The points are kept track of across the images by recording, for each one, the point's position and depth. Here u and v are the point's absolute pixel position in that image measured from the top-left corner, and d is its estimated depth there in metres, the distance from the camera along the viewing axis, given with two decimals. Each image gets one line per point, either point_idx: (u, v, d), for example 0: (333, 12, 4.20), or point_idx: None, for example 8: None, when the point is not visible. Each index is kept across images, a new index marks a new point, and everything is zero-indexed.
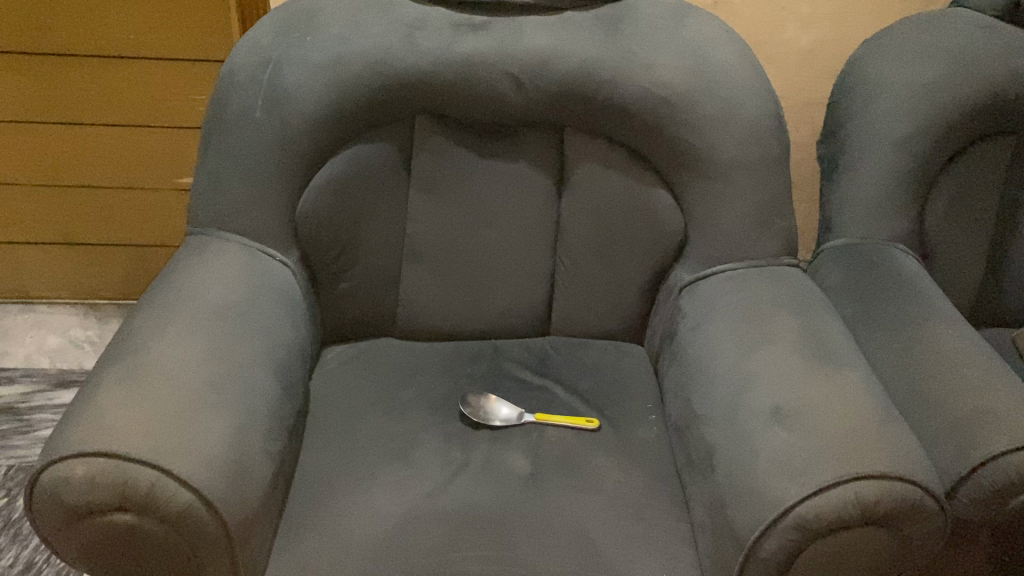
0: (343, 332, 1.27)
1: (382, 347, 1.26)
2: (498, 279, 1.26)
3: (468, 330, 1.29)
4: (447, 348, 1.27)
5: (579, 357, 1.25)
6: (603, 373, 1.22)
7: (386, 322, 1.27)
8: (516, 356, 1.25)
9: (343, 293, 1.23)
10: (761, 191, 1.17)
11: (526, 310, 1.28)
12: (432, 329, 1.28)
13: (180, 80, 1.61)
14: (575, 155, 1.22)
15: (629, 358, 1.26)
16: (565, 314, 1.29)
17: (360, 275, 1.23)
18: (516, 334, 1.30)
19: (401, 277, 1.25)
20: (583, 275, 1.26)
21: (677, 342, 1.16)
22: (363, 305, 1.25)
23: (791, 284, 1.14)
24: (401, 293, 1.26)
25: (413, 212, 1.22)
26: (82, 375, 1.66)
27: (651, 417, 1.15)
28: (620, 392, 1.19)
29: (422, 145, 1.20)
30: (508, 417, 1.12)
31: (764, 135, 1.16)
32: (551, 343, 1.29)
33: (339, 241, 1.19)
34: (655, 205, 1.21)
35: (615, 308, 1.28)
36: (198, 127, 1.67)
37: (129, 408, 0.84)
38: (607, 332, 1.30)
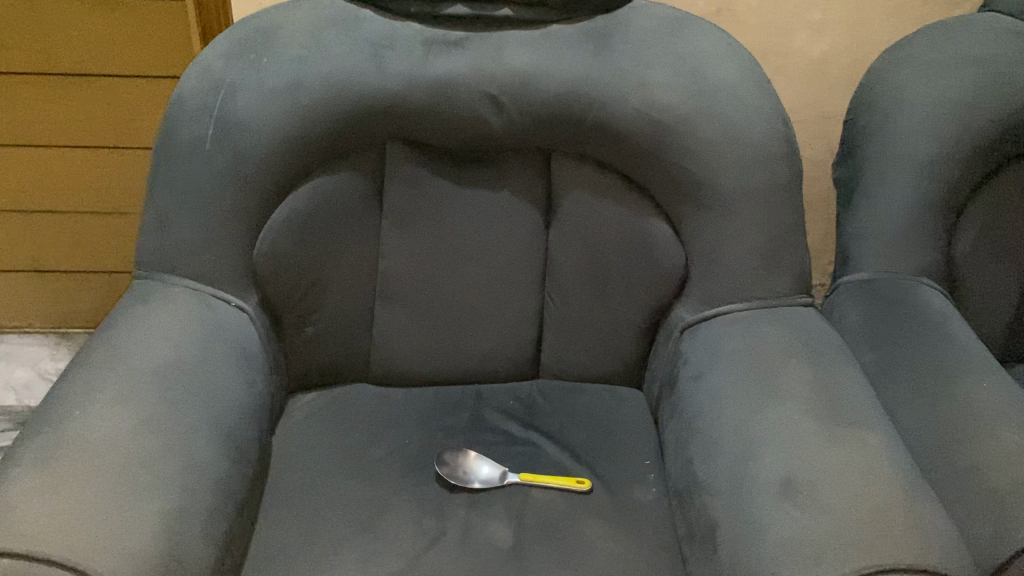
0: (312, 379, 1.15)
1: (355, 397, 1.14)
2: (482, 319, 1.15)
3: (450, 375, 1.17)
4: (427, 396, 1.15)
5: (570, 405, 1.14)
6: (597, 424, 1.11)
7: (359, 368, 1.16)
8: (500, 405, 1.14)
9: (311, 337, 1.12)
10: (770, 223, 1.05)
11: (513, 353, 1.17)
12: (410, 375, 1.16)
13: (131, 100, 1.50)
14: (563, 183, 1.11)
15: (626, 405, 1.14)
16: (555, 356, 1.17)
17: (328, 318, 1.11)
18: (503, 379, 1.19)
19: (375, 319, 1.14)
20: (575, 314, 1.14)
21: (678, 391, 1.05)
22: (334, 350, 1.13)
23: (804, 328, 1.02)
24: (375, 336, 1.14)
25: (386, 247, 1.11)
26: (26, 415, 1.57)
27: (650, 476, 1.04)
28: (615, 447, 1.07)
29: (394, 175, 1.09)
30: (489, 478, 1.02)
31: (773, 160, 1.05)
32: (540, 387, 1.18)
33: (305, 281, 1.08)
34: (653, 237, 1.09)
35: (610, 350, 1.16)
36: (149, 148, 1.56)
37: (42, 498, 0.74)
38: (602, 376, 1.18)
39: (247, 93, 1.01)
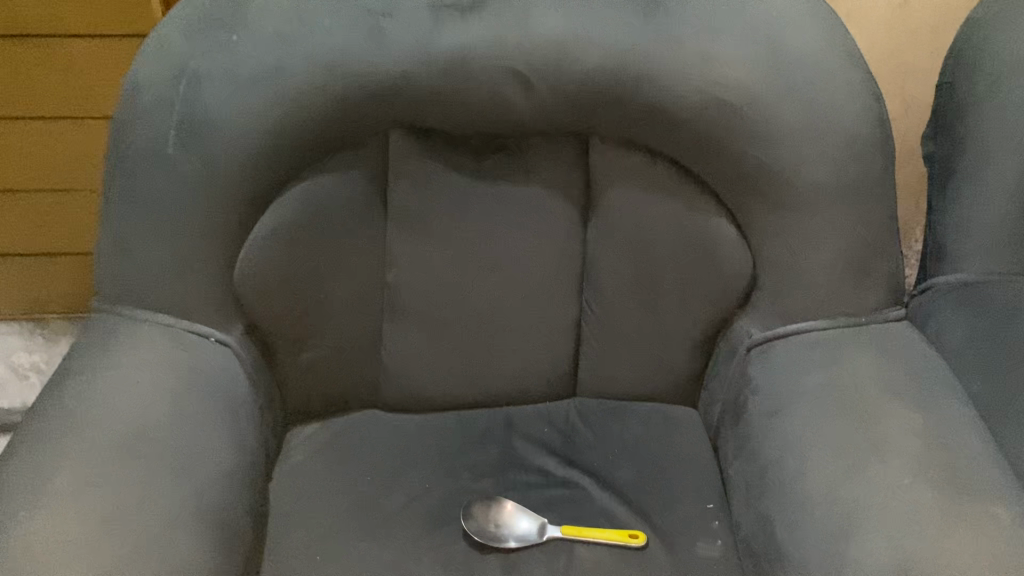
0: (312, 409, 0.98)
1: (364, 430, 0.98)
2: (509, 334, 0.97)
3: (473, 398, 1.00)
4: (447, 426, 0.99)
5: (615, 432, 0.98)
6: (647, 459, 0.95)
7: (367, 394, 0.99)
8: (531, 435, 0.98)
9: (308, 364, 0.95)
10: (858, 223, 0.87)
11: (545, 372, 0.99)
12: (427, 400, 1.00)
13: (85, 64, 1.29)
14: (604, 175, 0.92)
15: (680, 431, 0.98)
16: (595, 373, 1.00)
17: (328, 341, 0.95)
18: (534, 401, 1.02)
19: (383, 338, 0.97)
20: (618, 326, 0.97)
21: (747, 426, 0.88)
22: (337, 376, 0.97)
23: (901, 357, 0.85)
24: (385, 357, 0.97)
25: (395, 256, 0.93)
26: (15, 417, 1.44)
27: (713, 525, 0.88)
28: (670, 488, 0.92)
29: (401, 170, 0.90)
30: (526, 536, 0.86)
31: (861, 145, 0.86)
32: (578, 410, 1.01)
33: (300, 300, 0.91)
34: (714, 238, 0.91)
35: (659, 367, 0.99)
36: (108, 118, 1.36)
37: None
38: (650, 395, 1.01)
39: (214, 82, 0.81)
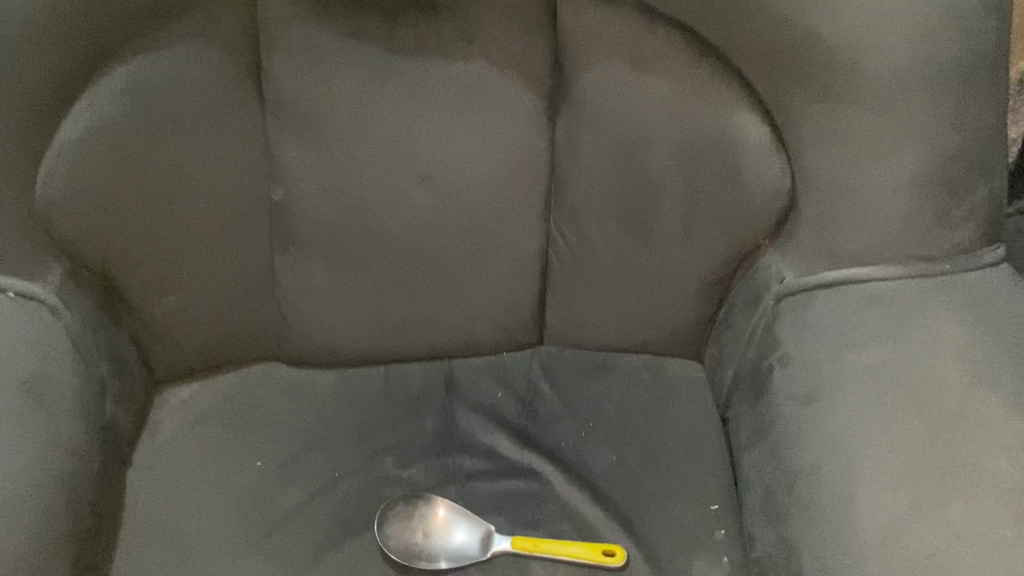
0: (189, 366, 0.74)
1: (259, 394, 0.74)
2: (449, 270, 0.71)
3: (405, 351, 0.75)
4: (370, 388, 0.75)
5: (591, 400, 0.74)
6: (633, 437, 0.71)
7: (261, 345, 0.74)
8: (479, 402, 0.74)
9: (172, 311, 0.70)
10: (950, 124, 0.59)
11: (500, 317, 0.74)
12: (342, 355, 0.75)
13: None
14: (579, 47, 0.63)
15: (677, 397, 0.74)
16: (567, 318, 0.75)
17: (198, 280, 0.69)
18: (485, 352, 0.77)
19: (276, 277, 0.70)
20: (599, 259, 0.71)
21: (771, 410, 0.64)
22: (217, 326, 0.72)
23: (1000, 326, 0.60)
24: (281, 301, 0.71)
25: (282, 164, 0.65)
26: None
27: (718, 534, 0.66)
28: (661, 479, 0.69)
29: (277, 40, 0.61)
30: (465, 552, 0.64)
31: (965, 4, 0.56)
32: (544, 365, 0.77)
33: (147, 229, 0.65)
34: (737, 142, 0.63)
35: (654, 312, 0.73)
36: None
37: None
38: (641, 345, 0.76)
39: None
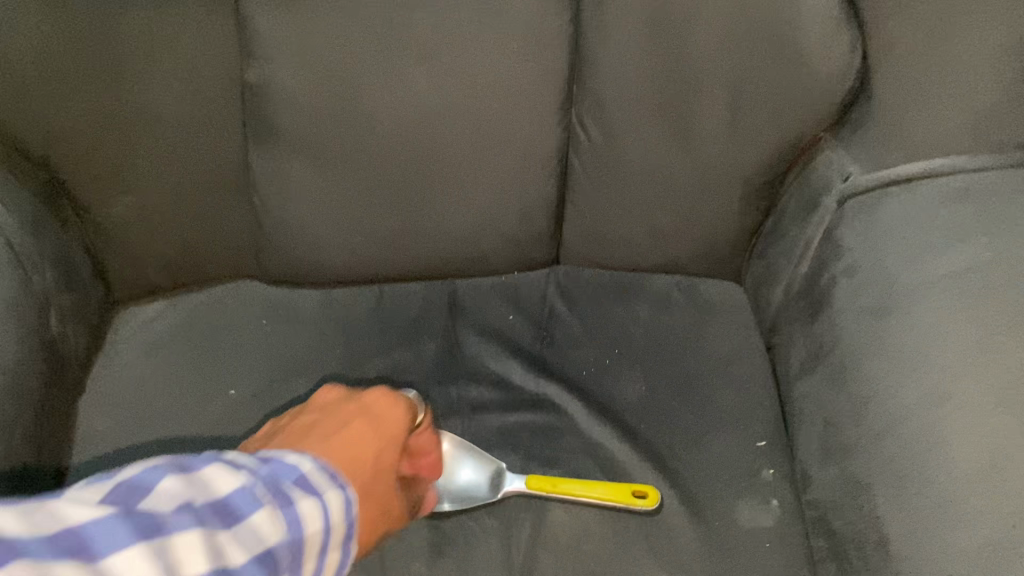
0: (154, 284, 0.64)
1: (234, 314, 0.65)
2: (450, 172, 0.60)
3: (402, 270, 0.65)
4: (361, 310, 0.65)
5: (615, 325, 0.65)
6: (664, 366, 0.62)
7: (236, 260, 0.65)
8: (486, 326, 0.65)
9: (130, 215, 0.60)
10: None
11: (511, 229, 0.63)
12: (328, 272, 0.64)
13: None
14: None
15: (714, 321, 0.64)
16: (588, 231, 0.65)
17: (160, 178, 0.59)
18: (492, 271, 0.67)
19: (251, 176, 0.60)
20: (628, 162, 0.60)
21: (833, 329, 0.54)
22: (183, 234, 0.62)
23: None
24: (257, 206, 0.61)
25: (254, 37, 0.55)
26: None
27: (766, 474, 0.57)
28: (698, 413, 0.60)
29: None
30: (471, 492, 0.56)
31: None
32: (561, 287, 0.67)
33: (96, 111, 0.55)
34: (799, 10, 0.53)
35: (690, 224, 0.62)
36: None
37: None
38: (673, 264, 0.66)
39: None
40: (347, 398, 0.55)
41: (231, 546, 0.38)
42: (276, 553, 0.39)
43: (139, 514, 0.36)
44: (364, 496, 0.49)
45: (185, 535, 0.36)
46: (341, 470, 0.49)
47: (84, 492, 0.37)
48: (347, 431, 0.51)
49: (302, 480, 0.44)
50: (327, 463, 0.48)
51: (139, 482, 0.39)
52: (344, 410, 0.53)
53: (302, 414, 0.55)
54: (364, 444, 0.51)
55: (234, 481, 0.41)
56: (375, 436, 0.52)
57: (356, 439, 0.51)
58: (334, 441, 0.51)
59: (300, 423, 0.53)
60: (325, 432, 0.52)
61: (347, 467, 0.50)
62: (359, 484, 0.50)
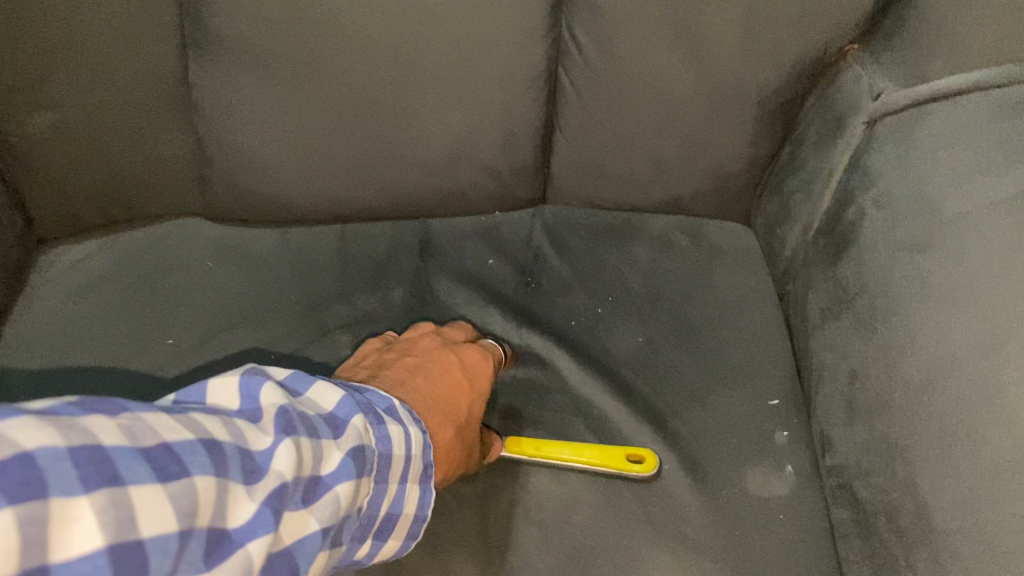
0: (82, 217, 0.56)
1: (176, 253, 0.57)
2: (423, 90, 0.52)
3: (369, 207, 0.58)
4: (322, 252, 0.58)
5: (607, 269, 0.58)
6: (663, 314, 0.55)
7: (179, 192, 0.57)
8: (463, 271, 0.58)
9: (53, 136, 0.51)
10: None
11: (492, 159, 0.56)
12: (284, 209, 0.57)
13: None
14: None
15: (719, 266, 0.57)
16: (579, 163, 0.57)
17: (86, 92, 0.50)
18: (470, 210, 0.59)
19: (194, 94, 0.52)
20: (626, 81, 0.52)
21: (858, 269, 0.47)
22: (115, 160, 0.54)
23: None
24: (201, 129, 0.53)
25: None
26: None
27: (779, 434, 0.50)
28: (700, 366, 0.52)
29: None
30: None
31: None
32: (547, 229, 0.60)
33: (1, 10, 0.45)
34: None
35: (695, 155, 0.55)
36: None
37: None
38: (674, 203, 0.59)
39: None
40: (443, 345, 0.48)
41: (347, 448, 0.33)
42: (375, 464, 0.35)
43: (265, 413, 0.31)
44: (443, 446, 0.42)
45: (304, 440, 0.31)
46: (436, 416, 0.43)
47: (218, 387, 0.32)
48: (444, 376, 0.45)
49: (396, 408, 0.38)
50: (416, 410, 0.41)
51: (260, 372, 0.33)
52: (441, 354, 0.47)
53: (394, 355, 0.47)
54: (462, 392, 0.45)
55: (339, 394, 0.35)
56: (470, 387, 0.46)
57: (453, 386, 0.45)
58: (429, 382, 0.44)
59: (392, 362, 0.46)
60: (416, 369, 0.45)
61: (432, 418, 0.42)
62: (444, 437, 0.42)
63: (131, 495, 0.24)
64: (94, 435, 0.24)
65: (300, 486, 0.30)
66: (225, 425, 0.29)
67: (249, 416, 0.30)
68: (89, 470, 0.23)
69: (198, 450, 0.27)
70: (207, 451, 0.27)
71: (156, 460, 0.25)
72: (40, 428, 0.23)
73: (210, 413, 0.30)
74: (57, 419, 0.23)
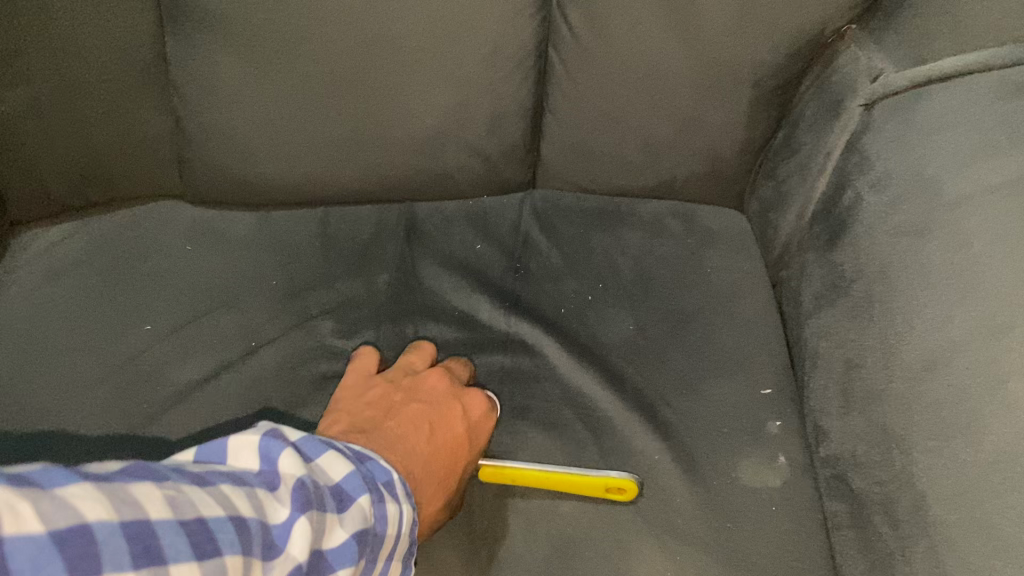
0: (56, 199, 0.54)
1: (153, 238, 0.56)
2: (409, 68, 0.50)
3: (354, 189, 0.56)
4: (304, 236, 0.56)
5: (598, 255, 0.56)
6: (654, 301, 0.54)
7: (156, 174, 0.55)
8: (452, 256, 0.56)
9: (23, 115, 0.49)
10: None
11: (480, 141, 0.54)
12: (266, 191, 0.55)
13: None
14: None
15: (712, 252, 0.56)
16: (570, 146, 0.56)
17: (56, 69, 0.48)
18: (458, 193, 0.58)
19: (171, 71, 0.50)
20: (619, 62, 0.51)
21: (856, 255, 0.46)
22: (89, 141, 0.52)
23: None
24: (179, 108, 0.52)
25: None
26: None
27: (773, 424, 0.48)
28: (693, 354, 0.51)
29: None
30: None
31: None
32: (537, 213, 0.58)
33: None
34: None
35: (688, 138, 0.54)
36: None
37: (29, 504, 0.22)
38: (666, 187, 0.57)
39: None
40: (450, 389, 0.47)
41: (364, 524, 0.32)
42: (384, 541, 0.34)
43: (286, 480, 0.30)
44: (428, 518, 0.42)
45: (316, 515, 0.30)
46: (430, 484, 0.42)
47: (240, 450, 0.31)
48: (447, 437, 0.44)
49: (395, 482, 0.36)
50: (412, 481, 0.41)
51: (281, 435, 0.33)
52: (447, 406, 0.46)
53: (401, 397, 0.46)
54: (460, 457, 0.44)
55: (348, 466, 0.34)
56: (469, 450, 0.45)
57: (455, 450, 0.44)
58: (432, 442, 0.43)
59: (397, 410, 0.45)
60: (422, 425, 0.44)
61: (425, 492, 0.42)
62: (429, 510, 0.42)
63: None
64: (141, 508, 0.24)
65: (309, 568, 0.29)
66: (249, 497, 0.28)
67: (272, 482, 0.30)
68: (134, 547, 0.23)
69: (227, 529, 0.26)
70: (236, 529, 0.26)
71: (193, 535, 0.25)
72: (95, 500, 0.23)
73: (235, 478, 0.29)
74: (110, 490, 0.24)
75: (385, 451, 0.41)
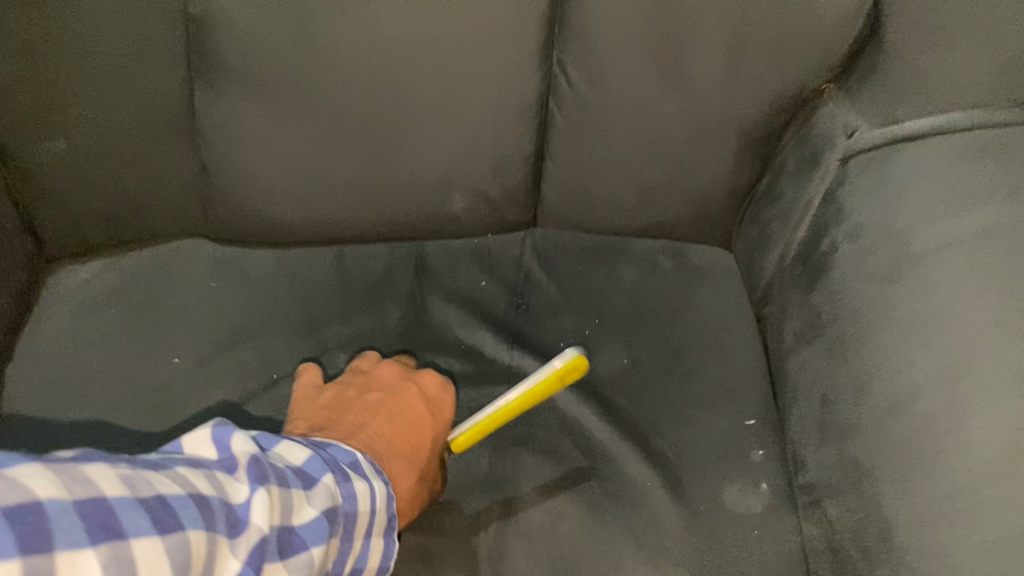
0: (89, 240, 0.58)
1: (180, 275, 0.59)
2: (418, 122, 0.54)
3: (367, 229, 0.60)
4: (320, 273, 0.60)
5: (595, 292, 0.60)
6: (647, 336, 0.58)
7: (182, 216, 0.59)
8: (458, 292, 0.60)
9: (61, 164, 0.53)
10: None
11: (484, 185, 0.58)
12: (284, 231, 0.59)
13: None
14: None
15: (701, 289, 0.60)
16: (569, 191, 0.60)
17: (92, 123, 0.52)
18: (464, 233, 0.62)
19: (198, 124, 0.54)
20: (614, 117, 0.55)
21: (833, 299, 0.50)
22: (121, 187, 0.56)
23: None
24: (204, 157, 0.55)
25: None
26: None
27: (756, 454, 0.52)
28: (683, 388, 0.55)
29: None
30: None
31: None
32: (538, 251, 0.62)
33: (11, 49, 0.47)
34: None
35: (679, 185, 0.58)
36: None
37: None
38: (659, 228, 0.61)
39: None
40: (402, 374, 0.52)
41: (327, 501, 0.36)
42: (356, 517, 0.38)
43: (241, 462, 0.33)
44: (407, 494, 0.46)
45: (273, 490, 0.33)
46: (399, 461, 0.46)
47: (192, 441, 0.34)
48: (406, 416, 0.49)
49: (360, 461, 0.41)
50: (380, 458, 0.45)
51: None
52: (403, 389, 0.50)
53: (353, 392, 0.50)
54: (424, 433, 0.49)
55: (306, 452, 0.38)
56: (432, 425, 0.49)
57: (418, 427, 0.48)
58: (393, 423, 0.48)
59: (354, 403, 0.49)
60: (379, 409, 0.48)
61: (397, 469, 0.46)
62: (407, 487, 0.46)
63: (131, 546, 0.26)
64: (95, 485, 0.27)
65: (274, 540, 0.33)
66: (208, 478, 0.31)
67: (230, 465, 0.33)
68: (89, 523, 0.26)
69: (188, 507, 0.29)
70: (197, 506, 0.30)
71: (155, 513, 0.28)
72: (47, 479, 0.26)
73: (191, 463, 0.32)
74: (60, 469, 0.26)
75: (351, 437, 0.45)
